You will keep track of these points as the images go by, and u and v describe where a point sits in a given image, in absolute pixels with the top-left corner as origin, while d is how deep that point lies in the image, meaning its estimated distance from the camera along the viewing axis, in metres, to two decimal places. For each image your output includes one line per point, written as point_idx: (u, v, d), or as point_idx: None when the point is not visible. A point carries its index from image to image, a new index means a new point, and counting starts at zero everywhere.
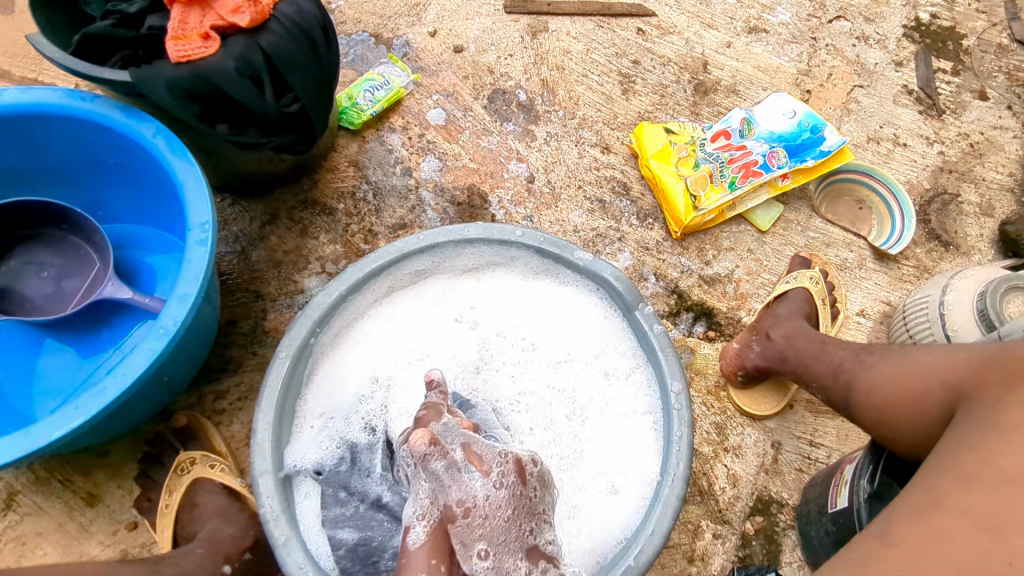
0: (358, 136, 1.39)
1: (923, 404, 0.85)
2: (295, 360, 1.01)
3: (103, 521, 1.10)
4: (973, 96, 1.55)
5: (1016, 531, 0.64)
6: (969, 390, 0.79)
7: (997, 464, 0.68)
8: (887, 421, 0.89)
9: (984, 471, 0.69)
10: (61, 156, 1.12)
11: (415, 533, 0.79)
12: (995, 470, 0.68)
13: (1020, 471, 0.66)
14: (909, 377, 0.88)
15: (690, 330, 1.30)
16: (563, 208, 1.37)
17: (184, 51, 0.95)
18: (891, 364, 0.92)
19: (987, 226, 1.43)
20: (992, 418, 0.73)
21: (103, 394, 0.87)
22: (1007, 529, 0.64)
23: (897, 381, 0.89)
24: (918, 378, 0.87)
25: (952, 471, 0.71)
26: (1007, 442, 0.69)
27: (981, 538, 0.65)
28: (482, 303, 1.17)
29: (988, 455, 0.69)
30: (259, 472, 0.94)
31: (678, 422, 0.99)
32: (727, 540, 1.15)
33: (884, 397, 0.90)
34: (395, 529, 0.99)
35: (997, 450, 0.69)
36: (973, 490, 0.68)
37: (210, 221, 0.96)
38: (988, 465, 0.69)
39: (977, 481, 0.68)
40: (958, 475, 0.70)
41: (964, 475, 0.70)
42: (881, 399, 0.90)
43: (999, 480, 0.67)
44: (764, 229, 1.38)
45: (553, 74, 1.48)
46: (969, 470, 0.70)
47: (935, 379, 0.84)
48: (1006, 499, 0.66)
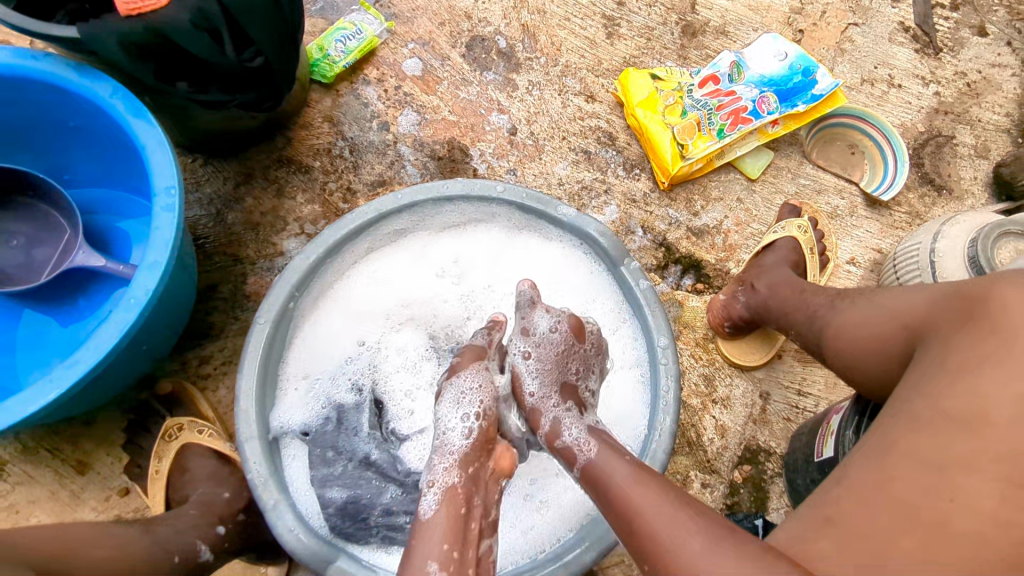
0: (332, 90, 1.32)
1: (885, 345, 0.81)
2: (275, 325, 0.98)
3: (95, 488, 1.09)
4: (971, 32, 1.49)
5: (960, 469, 0.62)
6: (928, 332, 0.75)
7: (940, 407, 0.65)
8: (858, 367, 0.85)
9: (927, 412, 0.66)
10: (17, 120, 1.06)
11: (427, 502, 0.81)
12: (938, 413, 0.65)
13: (960, 408, 0.64)
14: (874, 323, 0.84)
15: (679, 283, 1.29)
16: (547, 159, 1.32)
17: (133, 2, 0.88)
18: (858, 309, 0.88)
19: (982, 168, 1.40)
20: (939, 360, 0.69)
21: (76, 365, 0.85)
22: (950, 468, 0.62)
23: (861, 324, 0.86)
24: (885, 323, 0.82)
25: (900, 414, 0.68)
26: (948, 385, 0.66)
27: (925, 479, 0.63)
28: (466, 259, 1.14)
29: (931, 396, 0.66)
30: (245, 438, 0.92)
31: (665, 377, 0.98)
32: (715, 489, 1.16)
33: (853, 344, 0.86)
34: (384, 486, 0.98)
35: (939, 391, 0.66)
36: (920, 431, 0.65)
37: (176, 185, 0.92)
38: (931, 406, 0.66)
39: (918, 422, 0.66)
40: (903, 418, 0.67)
41: (910, 416, 0.67)
42: (851, 347, 0.86)
43: (945, 420, 0.64)
44: (754, 177, 1.35)
45: (533, 19, 1.41)
46: (914, 413, 0.67)
47: (899, 323, 0.80)
48: (950, 437, 0.63)
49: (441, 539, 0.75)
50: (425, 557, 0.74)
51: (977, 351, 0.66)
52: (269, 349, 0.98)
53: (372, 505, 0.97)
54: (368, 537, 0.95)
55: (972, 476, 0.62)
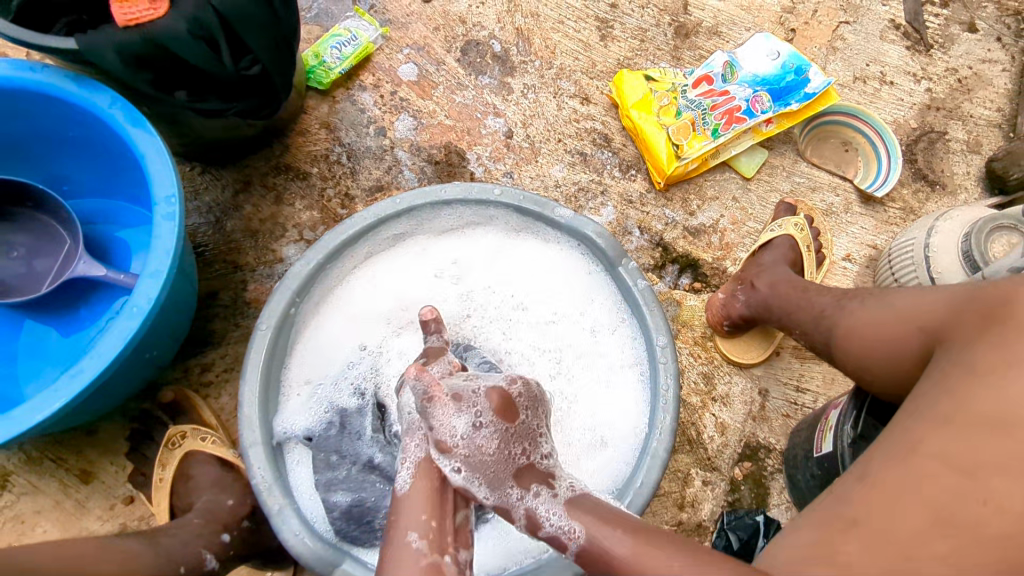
0: (328, 96, 1.33)
1: (899, 348, 0.82)
2: (276, 331, 0.98)
3: (99, 497, 1.10)
4: (961, 29, 1.50)
5: (993, 473, 0.62)
6: (945, 336, 0.76)
7: (970, 410, 0.65)
8: (871, 367, 0.86)
9: (959, 415, 0.65)
10: (16, 132, 1.07)
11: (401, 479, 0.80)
12: (970, 415, 0.64)
13: (991, 411, 0.63)
14: (887, 325, 0.84)
15: (677, 282, 1.29)
16: (544, 162, 1.33)
17: (131, 14, 0.91)
18: (870, 310, 0.88)
19: (974, 163, 1.41)
20: (966, 363, 0.69)
21: (81, 375, 0.85)
22: (981, 470, 0.62)
23: (874, 326, 0.86)
24: (897, 324, 0.83)
25: (928, 418, 0.67)
26: (979, 389, 0.65)
27: (957, 483, 0.62)
28: (465, 261, 1.15)
29: (963, 399, 0.66)
30: (249, 444, 0.93)
31: (665, 375, 0.99)
32: (717, 487, 1.17)
33: (864, 343, 0.87)
34: (387, 489, 0.99)
35: (970, 394, 0.66)
36: (952, 435, 0.64)
37: (177, 194, 0.92)
38: (963, 409, 0.65)
39: (950, 425, 0.65)
40: (931, 421, 0.67)
41: (938, 419, 0.66)
42: (863, 346, 0.87)
43: (976, 424, 0.64)
44: (749, 176, 1.36)
45: (527, 22, 1.42)
46: (943, 415, 0.66)
47: (912, 325, 0.81)
48: (981, 440, 0.63)
49: (422, 509, 0.77)
50: (403, 527, 0.75)
51: (1004, 353, 0.66)
52: (271, 355, 0.99)
53: (376, 507, 0.97)
54: (372, 540, 0.96)
55: (1004, 479, 0.61)
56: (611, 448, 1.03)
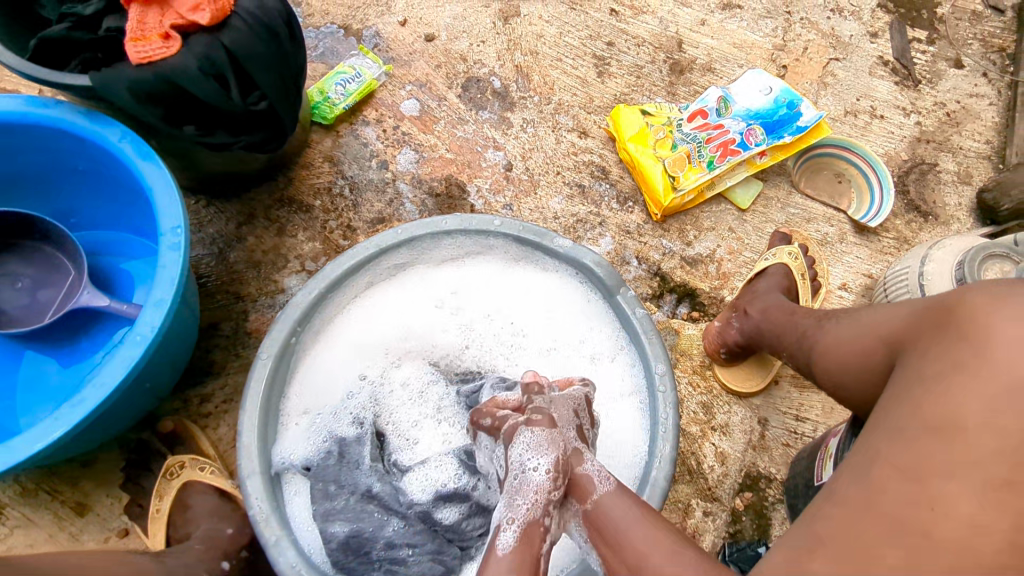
0: (332, 131, 1.37)
1: (871, 362, 0.83)
2: (277, 360, 0.99)
3: (94, 530, 1.07)
4: (948, 65, 1.55)
5: (940, 477, 0.61)
6: (906, 344, 0.77)
7: (920, 416, 0.65)
8: (846, 385, 0.88)
9: (910, 422, 0.66)
10: (27, 166, 1.09)
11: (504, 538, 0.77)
12: (919, 422, 0.65)
13: (936, 416, 0.64)
14: (858, 340, 0.86)
15: (674, 311, 1.30)
16: (542, 194, 1.36)
17: (144, 52, 0.92)
18: (845, 327, 0.90)
19: (965, 194, 1.44)
20: (920, 372, 0.70)
21: (83, 403, 0.85)
22: (929, 476, 0.62)
23: (847, 343, 0.88)
24: (868, 338, 0.85)
25: (884, 428, 0.68)
26: (930, 394, 0.66)
27: (905, 489, 0.62)
28: (465, 293, 1.16)
29: (914, 407, 0.66)
30: (247, 474, 0.92)
31: (664, 405, 0.99)
32: (717, 518, 1.15)
33: (840, 360, 0.88)
34: (385, 519, 0.97)
35: (920, 401, 0.66)
36: (901, 443, 0.65)
37: (182, 225, 0.94)
38: (914, 416, 0.66)
39: (903, 433, 0.65)
40: (887, 431, 0.67)
41: (894, 429, 0.67)
42: (839, 364, 0.88)
43: (922, 430, 0.64)
44: (745, 207, 1.38)
45: (526, 60, 1.46)
46: (897, 424, 0.67)
47: (880, 337, 0.82)
48: (927, 446, 0.63)
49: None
50: None
51: (952, 360, 0.67)
52: (271, 385, 0.99)
53: (375, 538, 0.95)
54: (370, 571, 0.95)
55: (950, 482, 0.61)
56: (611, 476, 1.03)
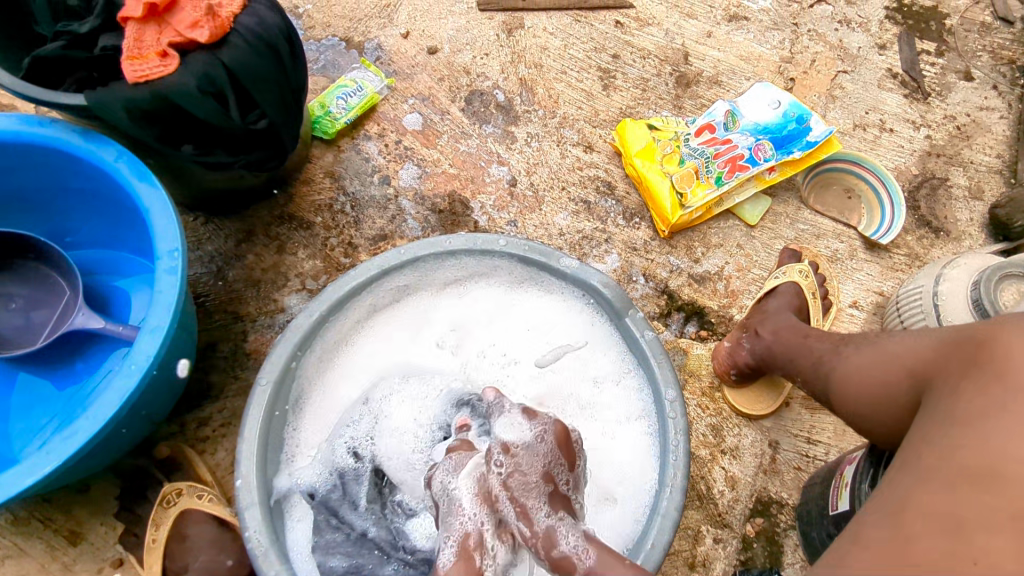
0: (333, 146, 1.34)
1: (893, 394, 0.81)
2: (277, 386, 0.97)
3: (88, 560, 1.04)
4: (958, 77, 1.53)
5: (980, 529, 0.59)
6: (933, 378, 0.75)
7: (956, 460, 0.63)
8: (864, 414, 0.85)
9: (943, 466, 0.63)
10: (21, 185, 1.07)
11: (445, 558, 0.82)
12: (954, 467, 0.63)
13: (973, 462, 0.62)
14: (878, 370, 0.84)
15: (682, 331, 1.28)
16: (547, 210, 1.33)
17: (142, 70, 0.90)
18: (864, 355, 0.88)
19: (977, 210, 1.42)
20: (950, 411, 0.67)
21: (75, 436, 0.83)
22: (969, 526, 0.59)
23: (866, 371, 0.85)
24: (889, 368, 0.82)
25: (914, 469, 0.66)
26: (964, 436, 0.64)
27: (945, 541, 0.60)
28: (466, 315, 1.14)
29: (948, 449, 0.64)
30: (246, 505, 0.89)
31: (674, 432, 0.97)
32: (728, 545, 1.13)
33: (860, 388, 0.86)
34: (385, 559, 0.95)
35: (955, 444, 0.64)
36: (936, 488, 0.63)
37: (180, 248, 0.92)
38: (949, 461, 0.63)
39: (937, 478, 0.63)
40: (918, 473, 0.65)
41: (926, 472, 0.64)
42: (857, 392, 0.86)
43: (959, 476, 0.62)
44: (753, 224, 1.36)
45: (531, 73, 1.44)
46: (928, 467, 0.65)
47: (904, 369, 0.80)
48: (965, 494, 0.61)
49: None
50: None
51: (986, 402, 0.64)
52: (271, 413, 0.96)
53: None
54: None
55: (993, 534, 0.58)
56: (620, 505, 1.00)
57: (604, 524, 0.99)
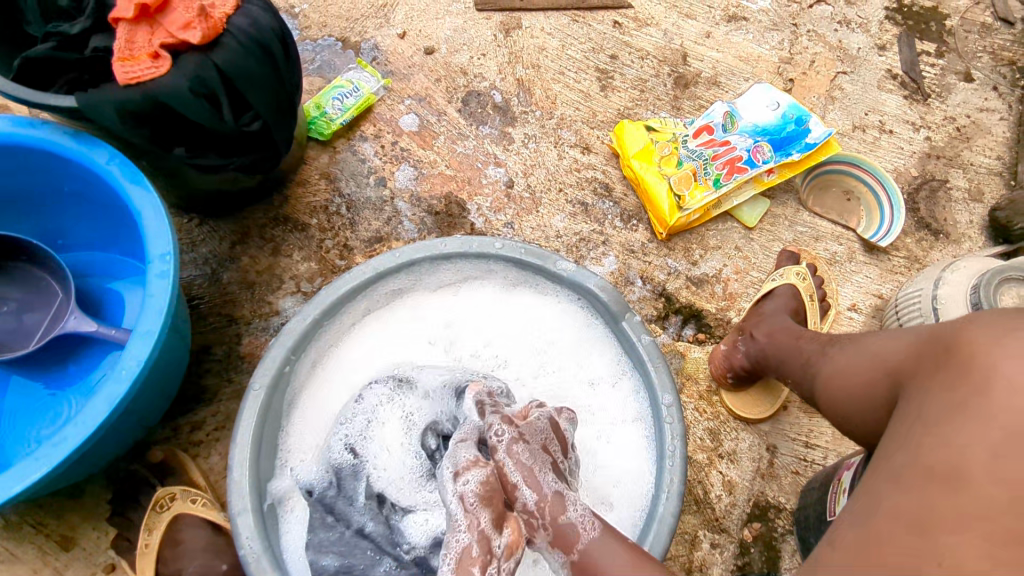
0: (329, 147, 1.33)
1: (873, 394, 0.80)
2: (270, 391, 0.96)
3: (80, 565, 1.03)
4: (958, 78, 1.52)
5: (946, 530, 0.58)
6: (907, 379, 0.74)
7: (922, 461, 0.62)
8: (848, 415, 0.84)
9: (910, 467, 0.63)
10: (12, 187, 1.06)
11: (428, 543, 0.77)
12: (919, 467, 0.62)
13: (937, 462, 0.61)
14: (861, 371, 0.83)
15: (680, 333, 1.27)
16: (544, 212, 1.32)
17: (133, 72, 0.89)
18: (848, 355, 0.87)
19: (977, 212, 1.41)
20: (919, 412, 0.67)
21: (65, 442, 0.82)
22: (933, 527, 0.59)
23: (850, 373, 0.84)
24: (870, 368, 0.81)
25: (885, 471, 0.65)
26: (929, 437, 0.63)
27: (910, 543, 0.59)
28: (459, 317, 1.13)
29: (916, 450, 0.63)
30: (238, 511, 0.88)
31: (671, 437, 0.96)
32: (725, 550, 1.12)
33: (844, 389, 0.85)
34: (378, 558, 0.92)
35: (921, 445, 0.63)
36: (904, 489, 0.62)
37: (171, 252, 0.91)
38: (915, 462, 0.63)
39: (904, 479, 0.63)
40: (888, 475, 0.65)
41: (895, 474, 0.64)
42: (843, 394, 0.85)
43: (924, 477, 0.61)
44: (751, 226, 1.35)
45: (528, 73, 1.43)
46: (897, 468, 0.64)
47: (881, 369, 0.79)
48: (931, 495, 0.60)
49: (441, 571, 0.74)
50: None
51: (950, 402, 0.64)
52: (265, 416, 0.95)
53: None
54: None
55: (957, 535, 0.57)
56: (617, 510, 0.99)
57: None
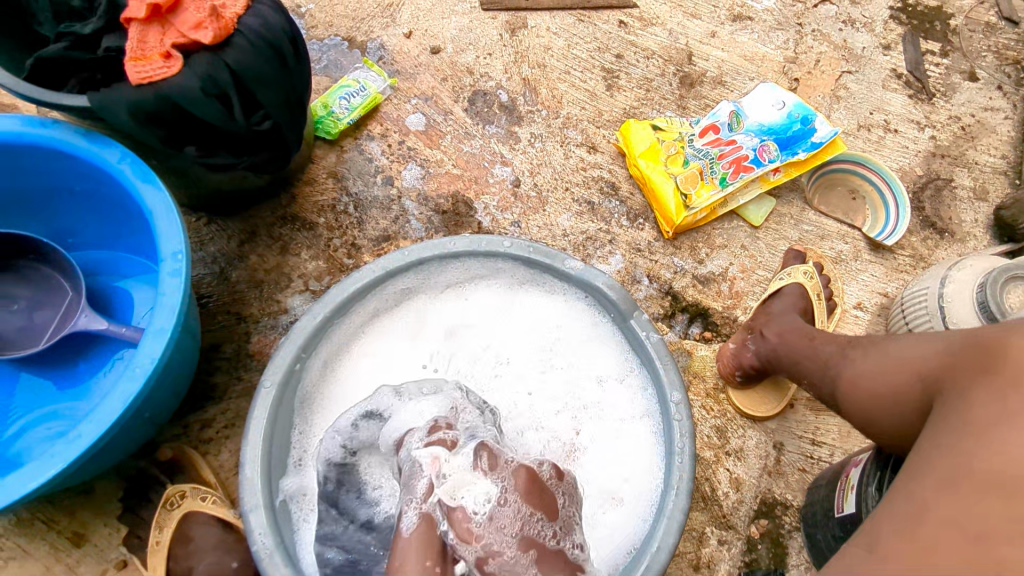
0: (336, 146, 1.34)
1: (903, 397, 0.81)
2: (281, 389, 0.96)
3: (91, 562, 1.04)
4: (962, 77, 1.52)
5: (1003, 542, 0.59)
6: (944, 382, 0.75)
7: (972, 469, 0.62)
8: (873, 418, 0.85)
9: (958, 475, 0.63)
10: (24, 187, 1.07)
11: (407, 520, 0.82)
12: (970, 475, 0.62)
13: (990, 471, 0.61)
14: (888, 374, 0.83)
15: (687, 332, 1.27)
16: (551, 211, 1.33)
17: (145, 71, 0.89)
18: (871, 358, 0.88)
19: (982, 210, 1.41)
20: (963, 417, 0.67)
21: (78, 440, 0.82)
22: (991, 538, 0.59)
23: (875, 376, 0.85)
24: (897, 371, 0.82)
25: (929, 476, 0.65)
26: (978, 444, 0.63)
27: (968, 553, 0.59)
28: (466, 317, 1.13)
29: (964, 457, 0.64)
30: (251, 507, 0.89)
31: (680, 434, 0.96)
32: (733, 547, 1.12)
33: (869, 392, 0.85)
34: (379, 554, 0.94)
35: (970, 452, 0.63)
36: (955, 497, 0.62)
37: (183, 250, 0.91)
38: (966, 469, 0.63)
39: (953, 487, 0.63)
40: (933, 481, 0.64)
41: (942, 481, 0.64)
42: (868, 395, 0.85)
43: (977, 486, 0.61)
44: (757, 224, 1.35)
45: (534, 73, 1.44)
46: (944, 475, 0.64)
47: (912, 372, 0.80)
48: (985, 504, 0.61)
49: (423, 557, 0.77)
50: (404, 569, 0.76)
51: (1000, 409, 0.64)
52: (276, 412, 0.96)
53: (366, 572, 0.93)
54: None
55: (1014, 547, 0.58)
56: (627, 506, 0.99)
57: (610, 525, 0.98)
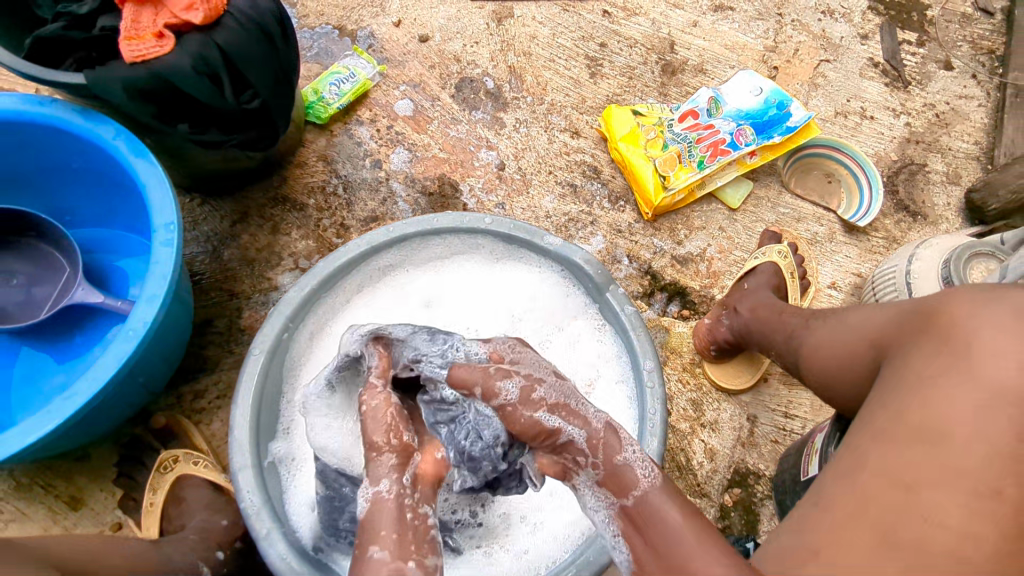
0: (326, 131, 1.38)
1: (851, 365, 0.86)
2: (269, 357, 1.00)
3: (87, 524, 1.08)
4: (938, 67, 1.57)
5: (929, 487, 0.62)
6: (889, 346, 0.79)
7: (905, 421, 0.66)
8: (830, 386, 0.90)
9: (893, 427, 0.67)
10: (23, 165, 1.11)
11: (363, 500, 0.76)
12: (904, 428, 0.66)
13: (921, 423, 0.65)
14: (841, 343, 0.88)
15: (665, 309, 1.32)
16: (534, 193, 1.37)
17: (139, 50, 0.94)
18: (828, 329, 0.92)
19: (954, 194, 1.45)
20: (902, 376, 0.71)
21: (74, 398, 0.86)
22: (918, 485, 0.62)
23: (830, 346, 0.90)
24: (848, 341, 0.87)
25: (870, 429, 0.69)
26: (913, 400, 0.67)
27: (895, 496, 0.63)
28: (446, 292, 1.17)
29: (901, 413, 0.67)
30: (239, 468, 0.92)
31: (653, 401, 1.00)
32: (707, 513, 1.16)
33: (824, 362, 0.90)
34: (351, 496, 0.93)
35: (906, 407, 0.67)
36: (890, 448, 0.66)
37: (175, 222, 0.95)
38: (899, 423, 0.67)
39: (887, 439, 0.66)
40: (871, 434, 0.68)
41: (879, 433, 0.68)
42: (823, 363, 0.90)
43: (909, 436, 0.65)
44: (735, 206, 1.39)
45: (520, 61, 1.48)
46: (882, 429, 0.68)
47: (862, 338, 0.84)
48: (915, 452, 0.64)
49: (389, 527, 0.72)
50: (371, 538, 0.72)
51: (934, 366, 0.69)
52: (265, 380, 1.00)
53: (342, 509, 0.93)
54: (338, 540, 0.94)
55: (940, 491, 0.61)
56: None
57: None
